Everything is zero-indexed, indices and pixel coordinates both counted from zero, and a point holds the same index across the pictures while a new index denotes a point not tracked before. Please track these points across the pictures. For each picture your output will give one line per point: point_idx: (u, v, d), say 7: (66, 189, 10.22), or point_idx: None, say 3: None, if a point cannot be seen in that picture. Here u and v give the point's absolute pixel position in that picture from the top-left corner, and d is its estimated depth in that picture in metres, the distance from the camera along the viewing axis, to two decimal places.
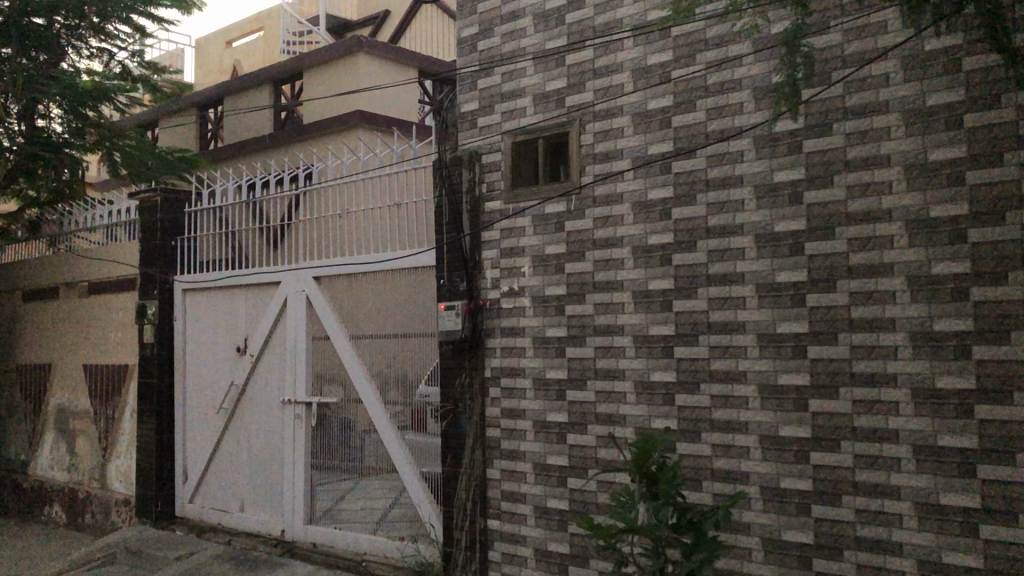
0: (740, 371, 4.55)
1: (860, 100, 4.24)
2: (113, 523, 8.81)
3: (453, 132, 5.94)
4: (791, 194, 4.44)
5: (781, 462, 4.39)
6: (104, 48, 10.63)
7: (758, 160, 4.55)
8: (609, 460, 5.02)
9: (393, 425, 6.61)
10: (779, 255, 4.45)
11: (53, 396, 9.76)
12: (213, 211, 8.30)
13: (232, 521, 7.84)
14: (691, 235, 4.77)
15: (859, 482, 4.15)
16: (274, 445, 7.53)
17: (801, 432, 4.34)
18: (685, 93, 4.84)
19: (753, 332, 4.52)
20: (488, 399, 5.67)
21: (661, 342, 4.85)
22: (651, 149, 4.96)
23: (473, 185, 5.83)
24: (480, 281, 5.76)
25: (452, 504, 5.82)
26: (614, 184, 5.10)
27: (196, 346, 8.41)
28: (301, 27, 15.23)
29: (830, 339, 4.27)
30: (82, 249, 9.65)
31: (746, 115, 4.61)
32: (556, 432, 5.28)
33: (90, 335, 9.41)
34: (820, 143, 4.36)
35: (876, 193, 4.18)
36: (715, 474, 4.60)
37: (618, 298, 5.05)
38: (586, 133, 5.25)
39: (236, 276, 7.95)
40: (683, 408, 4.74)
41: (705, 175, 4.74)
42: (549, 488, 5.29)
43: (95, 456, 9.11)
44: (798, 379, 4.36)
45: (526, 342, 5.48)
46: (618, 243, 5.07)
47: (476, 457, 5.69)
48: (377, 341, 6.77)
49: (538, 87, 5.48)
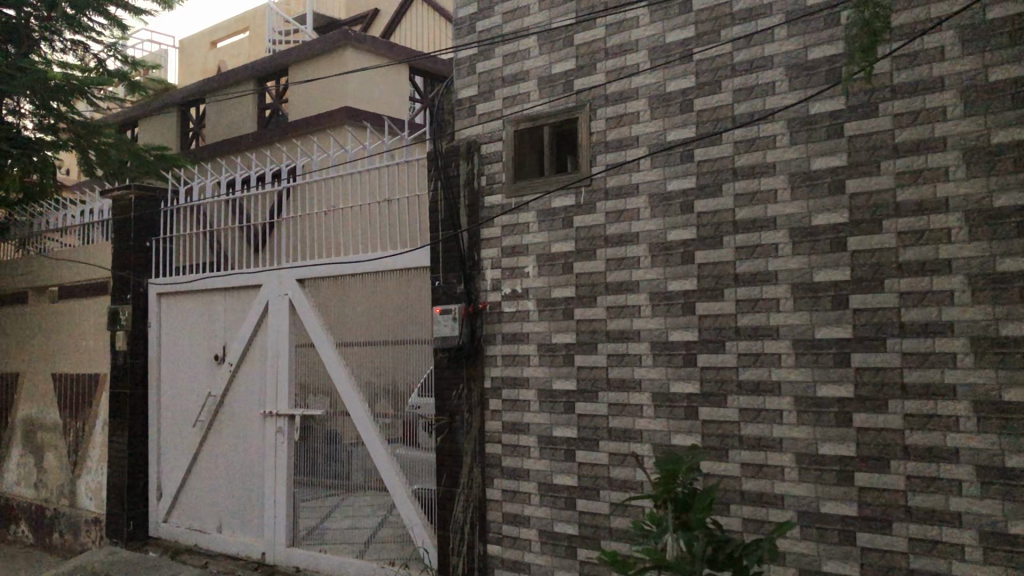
0: (774, 382, 4.07)
1: (909, 76, 3.78)
2: (81, 543, 8.25)
3: (450, 120, 5.45)
4: (831, 183, 3.96)
5: (821, 484, 3.91)
6: (80, 41, 10.17)
7: (793, 146, 4.08)
8: (625, 481, 4.52)
9: (382, 439, 6.10)
10: (817, 251, 3.98)
11: (21, 407, 9.19)
12: (190, 209, 7.75)
13: (209, 542, 7.30)
14: (717, 229, 4.29)
15: (914, 507, 3.67)
16: (254, 461, 7.00)
17: (845, 450, 3.86)
18: (709, 73, 4.37)
19: (789, 338, 4.04)
20: (488, 412, 5.17)
21: (682, 350, 4.37)
22: (670, 135, 4.48)
23: (471, 177, 5.33)
24: (480, 282, 5.26)
25: (448, 527, 5.32)
26: (627, 174, 4.62)
27: (171, 355, 7.88)
28: (288, 26, 14.62)
29: (878, 345, 3.79)
30: (51, 251, 9.09)
31: (778, 95, 4.14)
32: (564, 450, 4.78)
33: (61, 343, 8.86)
34: (864, 125, 3.88)
35: (930, 181, 3.71)
36: (744, 498, 4.12)
37: (633, 301, 4.56)
38: (597, 119, 4.77)
39: (215, 279, 7.42)
40: (708, 424, 4.25)
41: (732, 163, 4.26)
42: (555, 511, 4.80)
43: (64, 472, 8.54)
44: (841, 390, 3.88)
45: (530, 350, 4.98)
46: (633, 239, 4.58)
47: (474, 476, 5.18)
48: (365, 348, 6.26)
49: (543, 70, 5.00)
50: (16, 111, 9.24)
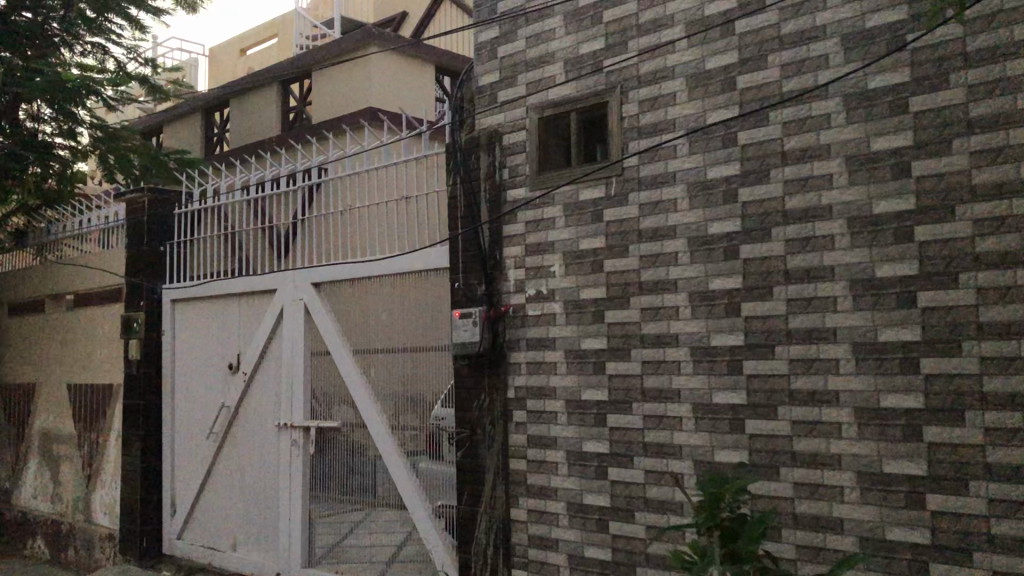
0: (830, 392, 3.60)
1: (987, 41, 3.31)
2: (96, 560, 7.93)
3: (471, 109, 5.05)
4: (895, 165, 3.50)
5: (886, 507, 3.44)
6: (100, 45, 9.88)
7: (849, 126, 3.63)
8: (663, 502, 4.07)
9: (402, 453, 5.70)
10: (880, 243, 3.52)
11: (38, 419, 8.92)
12: (204, 212, 7.42)
13: (224, 561, 6.94)
14: (764, 221, 3.84)
15: (998, 536, 3.18)
16: (270, 475, 6.63)
17: (915, 469, 3.39)
18: (753, 48, 3.92)
19: (847, 341, 3.58)
20: (512, 424, 4.74)
21: (726, 355, 3.92)
22: (710, 116, 4.04)
23: (492, 170, 4.91)
24: (502, 283, 4.84)
25: (470, 550, 4.90)
26: (664, 162, 4.18)
27: (185, 364, 7.55)
28: (315, 30, 14.36)
29: (950, 349, 3.32)
30: (68, 258, 8.81)
31: (832, 69, 3.69)
32: (595, 466, 4.35)
33: (77, 352, 8.57)
34: (932, 99, 3.42)
35: (1012, 160, 3.24)
36: (798, 522, 3.66)
37: (670, 302, 4.11)
38: (629, 102, 4.35)
39: (231, 285, 7.08)
40: (756, 438, 3.80)
41: (780, 147, 3.81)
42: (587, 534, 4.36)
43: (79, 485, 8.24)
44: (908, 401, 3.41)
45: (558, 356, 4.55)
46: (669, 233, 4.14)
47: (498, 494, 4.76)
48: (384, 356, 5.87)
49: (570, 51, 4.59)
50: (36, 116, 9.00)
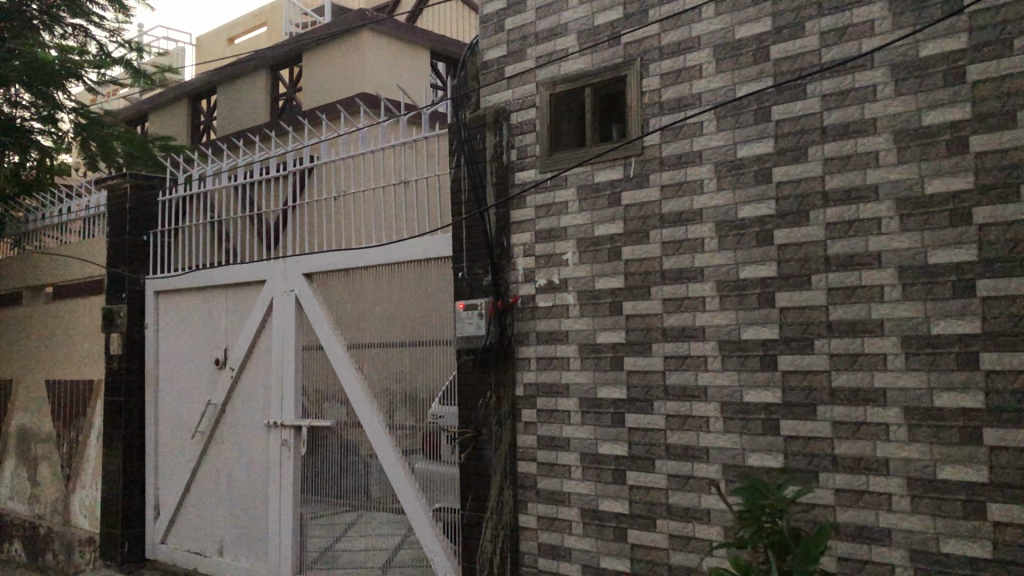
0: (877, 390, 3.29)
1: None
2: (75, 565, 7.55)
3: (477, 87, 4.71)
4: (951, 141, 3.18)
5: (941, 517, 3.12)
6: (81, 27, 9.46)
7: (897, 97, 3.30)
8: (688, 509, 3.75)
9: (398, 454, 5.35)
10: (933, 227, 3.20)
11: (16, 416, 8.52)
12: (189, 199, 7.05)
13: (210, 566, 6.59)
14: (800, 204, 3.52)
15: None
16: (259, 475, 6.28)
17: (973, 475, 3.07)
18: (789, 14, 3.59)
19: (896, 334, 3.25)
20: (520, 424, 4.40)
21: (759, 351, 3.59)
22: (740, 90, 3.71)
23: (499, 151, 4.56)
24: (509, 272, 4.50)
25: (476, 558, 4.57)
26: (688, 140, 3.85)
27: (169, 359, 7.19)
28: (306, 18, 13.97)
29: (1015, 343, 3.00)
30: (47, 248, 8.38)
31: (878, 36, 3.36)
32: (612, 470, 4.02)
33: (56, 347, 8.18)
34: (994, 66, 3.10)
35: None
36: (842, 532, 3.34)
37: (696, 292, 3.78)
38: (649, 76, 4.01)
39: (216, 275, 6.72)
40: (792, 440, 3.48)
41: (820, 123, 3.48)
42: (602, 544, 4.04)
43: (58, 486, 7.86)
44: (967, 401, 3.09)
45: (570, 351, 4.22)
46: (694, 217, 3.81)
47: (506, 500, 4.43)
48: (379, 350, 5.52)
49: (585, 22, 4.25)
50: (14, 101, 8.41)
